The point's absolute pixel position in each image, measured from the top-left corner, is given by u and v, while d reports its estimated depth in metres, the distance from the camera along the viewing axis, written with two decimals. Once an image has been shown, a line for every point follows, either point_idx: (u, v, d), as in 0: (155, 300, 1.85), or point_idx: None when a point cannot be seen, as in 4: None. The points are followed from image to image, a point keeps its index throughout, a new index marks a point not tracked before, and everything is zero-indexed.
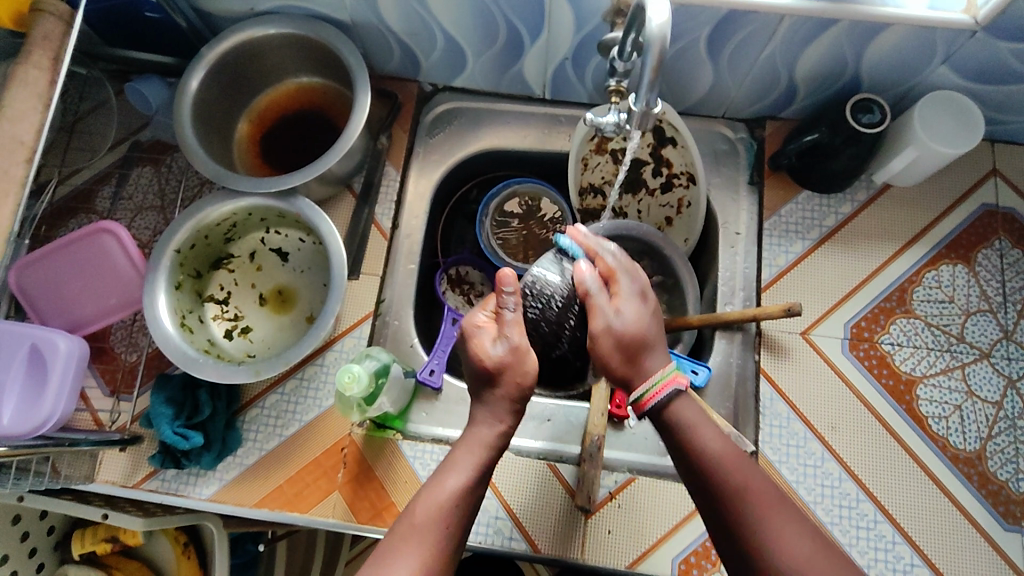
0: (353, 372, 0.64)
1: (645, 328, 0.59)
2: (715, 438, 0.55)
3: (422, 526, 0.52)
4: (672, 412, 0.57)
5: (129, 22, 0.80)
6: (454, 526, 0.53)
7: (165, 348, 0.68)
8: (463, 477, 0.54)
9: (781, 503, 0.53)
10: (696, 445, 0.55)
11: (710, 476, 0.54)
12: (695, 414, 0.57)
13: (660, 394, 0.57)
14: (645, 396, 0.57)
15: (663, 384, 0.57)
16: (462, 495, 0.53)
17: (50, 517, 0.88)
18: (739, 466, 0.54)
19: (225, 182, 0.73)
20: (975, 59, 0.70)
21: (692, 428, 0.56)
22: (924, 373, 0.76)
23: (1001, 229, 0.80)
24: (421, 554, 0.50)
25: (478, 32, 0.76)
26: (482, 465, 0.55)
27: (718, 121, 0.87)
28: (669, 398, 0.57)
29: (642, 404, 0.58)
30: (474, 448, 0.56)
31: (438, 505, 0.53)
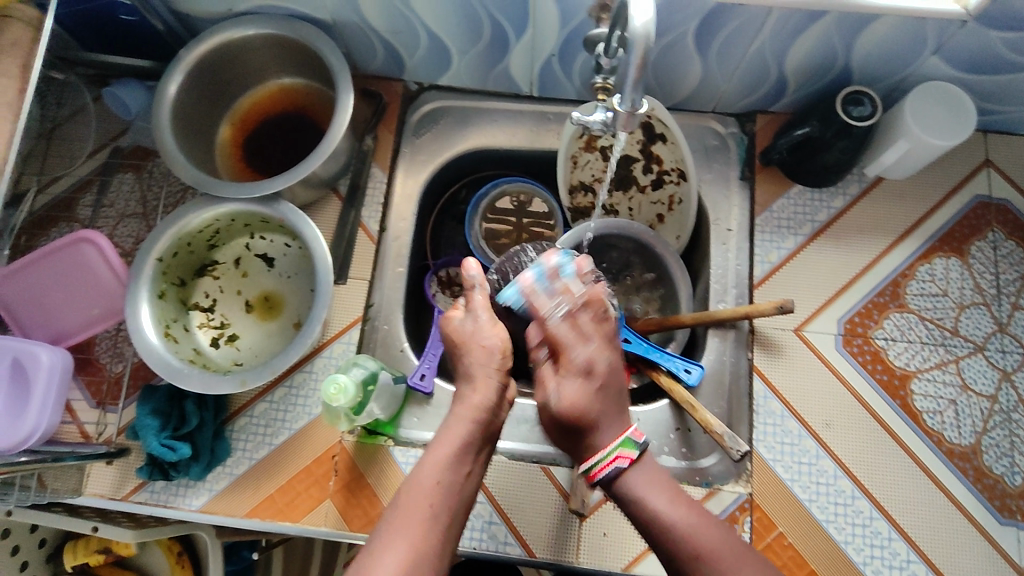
0: (339, 383, 0.63)
1: (585, 405, 0.54)
2: (669, 503, 0.53)
3: (411, 510, 0.50)
4: (625, 489, 0.54)
5: (104, 26, 0.78)
6: (444, 508, 0.51)
7: (150, 359, 0.67)
8: (449, 453, 0.53)
9: (740, 559, 0.50)
10: (647, 513, 0.53)
11: (667, 548, 0.52)
12: (644, 485, 0.54)
13: (608, 466, 0.53)
14: (592, 471, 0.54)
15: (610, 458, 0.53)
16: (447, 471, 0.52)
17: (41, 529, 0.87)
18: (695, 528, 0.52)
19: (206, 188, 0.71)
20: (966, 49, 0.68)
21: (642, 502, 0.53)
22: (918, 368, 0.75)
23: (995, 220, 0.79)
24: (412, 538, 0.48)
25: (462, 30, 0.74)
26: (469, 441, 0.54)
27: (707, 115, 0.86)
28: (614, 475, 0.54)
29: (591, 476, 0.54)
30: (460, 421, 0.55)
31: (423, 486, 0.51)
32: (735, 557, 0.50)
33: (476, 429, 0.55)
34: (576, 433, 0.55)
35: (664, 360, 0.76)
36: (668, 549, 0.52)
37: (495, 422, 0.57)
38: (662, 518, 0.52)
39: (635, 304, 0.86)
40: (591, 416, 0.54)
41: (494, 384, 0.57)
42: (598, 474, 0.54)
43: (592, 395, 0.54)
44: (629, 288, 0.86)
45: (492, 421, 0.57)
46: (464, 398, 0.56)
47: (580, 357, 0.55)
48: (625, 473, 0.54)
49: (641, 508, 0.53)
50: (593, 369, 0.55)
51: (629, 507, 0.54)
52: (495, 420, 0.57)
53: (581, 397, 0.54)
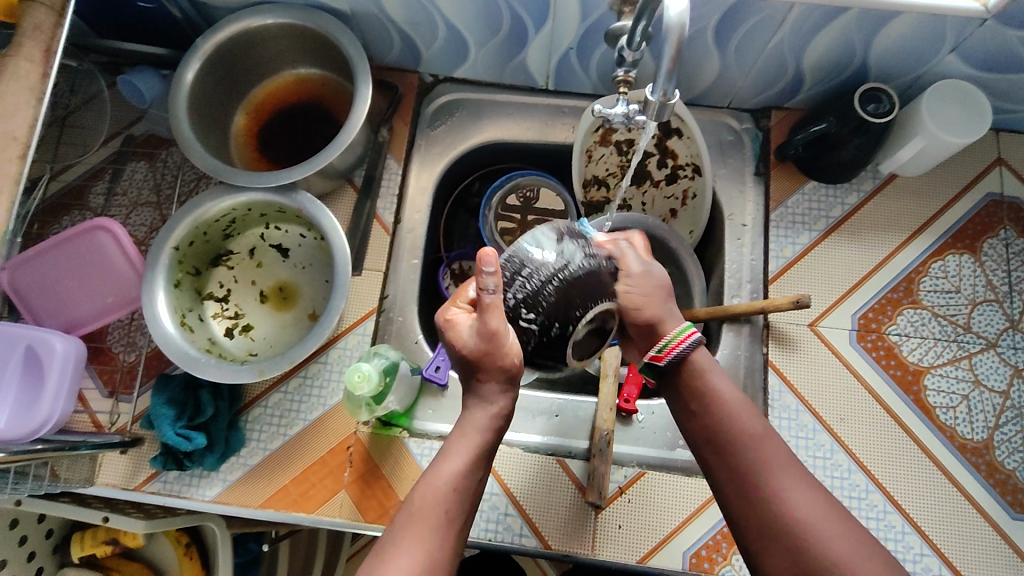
0: (362, 371, 0.63)
1: (650, 302, 0.56)
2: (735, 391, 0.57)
3: (424, 516, 0.50)
4: (689, 368, 0.57)
5: (119, 13, 0.77)
6: (456, 514, 0.51)
7: (167, 348, 0.67)
8: (463, 462, 0.52)
9: (782, 452, 0.54)
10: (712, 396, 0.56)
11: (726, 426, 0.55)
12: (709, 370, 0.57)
13: (675, 348, 0.56)
14: (658, 354, 0.57)
15: (678, 340, 0.56)
16: (461, 480, 0.52)
17: (49, 520, 0.86)
18: (746, 414, 0.55)
19: (223, 177, 0.71)
20: (984, 48, 0.69)
21: (704, 382, 0.57)
22: (932, 364, 0.76)
23: (1007, 218, 0.80)
24: (424, 543, 0.49)
25: (481, 21, 0.74)
26: (482, 450, 0.54)
27: (722, 111, 0.86)
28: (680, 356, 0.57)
29: (661, 356, 0.57)
30: (469, 433, 0.54)
31: (436, 492, 0.51)
32: (779, 449, 0.54)
33: (487, 437, 0.54)
34: (645, 327, 0.57)
35: None
36: (719, 430, 0.55)
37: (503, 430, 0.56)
38: (719, 397, 0.56)
39: None
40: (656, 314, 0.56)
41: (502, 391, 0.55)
42: (665, 355, 0.56)
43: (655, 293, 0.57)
44: None
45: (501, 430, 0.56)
46: (476, 404, 0.55)
47: (638, 266, 0.57)
48: (689, 357, 0.57)
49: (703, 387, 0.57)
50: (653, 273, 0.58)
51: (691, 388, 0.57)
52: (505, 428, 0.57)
53: (644, 291, 0.56)
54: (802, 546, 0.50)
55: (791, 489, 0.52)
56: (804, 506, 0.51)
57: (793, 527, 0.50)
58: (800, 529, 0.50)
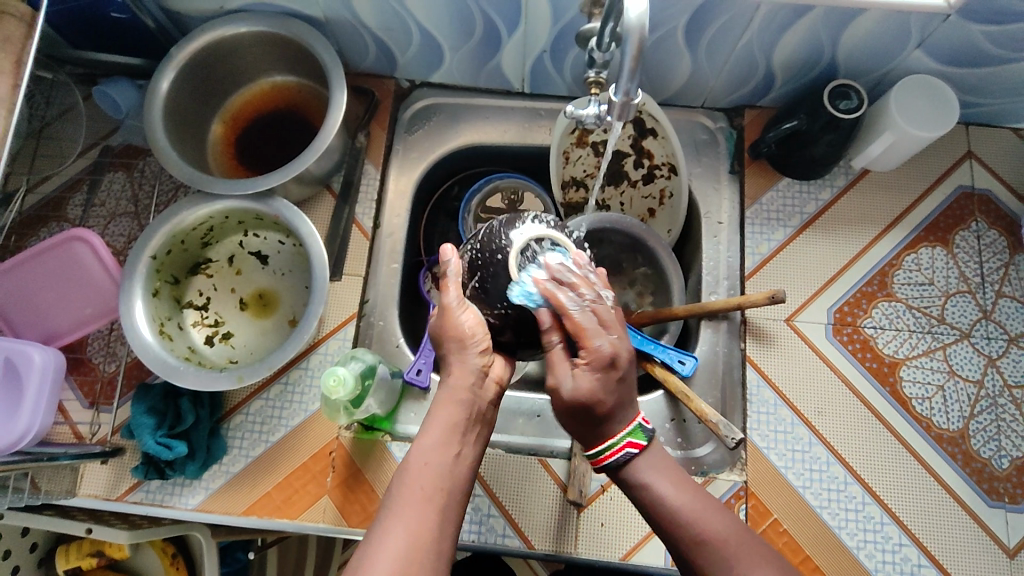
0: (338, 375, 0.63)
1: (602, 394, 0.51)
2: (675, 490, 0.52)
3: (413, 493, 0.48)
4: (631, 477, 0.53)
5: (94, 24, 0.78)
6: (444, 490, 0.48)
7: (145, 357, 0.67)
8: (438, 441, 0.50)
9: (745, 550, 0.49)
10: (657, 499, 0.52)
11: (671, 534, 0.51)
12: (652, 472, 0.52)
13: (616, 455, 0.52)
14: (598, 458, 0.53)
15: (622, 444, 0.52)
16: (439, 456, 0.50)
17: (33, 533, 0.86)
18: (698, 512, 0.51)
19: (200, 185, 0.71)
20: (950, 44, 0.70)
21: (650, 489, 0.52)
22: (907, 356, 0.76)
23: (978, 210, 0.81)
24: (411, 527, 0.46)
25: (454, 26, 0.75)
26: (459, 421, 0.52)
27: (697, 110, 0.87)
28: (626, 460, 0.52)
29: (597, 461, 0.53)
30: (450, 404, 0.52)
31: (417, 475, 0.48)
32: (742, 548, 0.49)
33: (465, 410, 0.52)
34: (591, 421, 0.52)
35: (658, 351, 0.77)
36: (674, 537, 0.51)
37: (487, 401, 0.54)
38: (668, 502, 0.51)
39: (628, 297, 0.87)
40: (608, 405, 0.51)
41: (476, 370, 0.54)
42: (606, 459, 0.52)
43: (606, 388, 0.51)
44: (623, 282, 0.87)
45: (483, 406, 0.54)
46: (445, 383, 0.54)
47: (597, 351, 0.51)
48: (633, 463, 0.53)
49: (644, 492, 0.52)
50: (618, 358, 0.51)
51: (637, 493, 0.53)
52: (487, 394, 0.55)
53: (591, 384, 0.51)
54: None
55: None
56: None
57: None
58: None
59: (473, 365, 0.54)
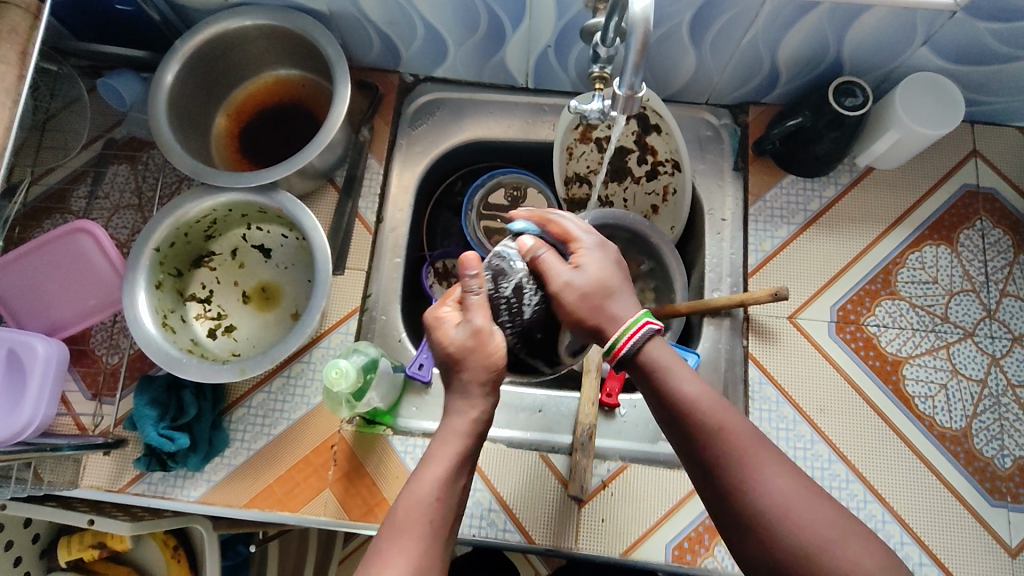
0: (341, 367, 0.63)
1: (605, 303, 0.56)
2: (691, 380, 0.52)
3: (410, 528, 0.48)
4: (642, 362, 0.53)
5: (99, 16, 0.78)
6: (443, 524, 0.49)
7: (148, 349, 0.67)
8: (443, 473, 0.50)
9: (760, 445, 0.49)
10: (671, 387, 0.52)
11: (684, 421, 0.51)
12: (668, 360, 0.53)
13: (631, 340, 0.53)
14: (617, 346, 0.54)
15: (632, 332, 0.53)
16: (444, 490, 0.50)
17: (35, 524, 0.86)
18: (705, 399, 0.51)
19: (203, 178, 0.71)
20: (956, 41, 0.70)
21: (662, 376, 0.52)
22: (910, 354, 0.76)
23: (982, 209, 0.81)
24: (410, 557, 0.47)
25: (459, 21, 0.75)
26: (463, 456, 0.52)
27: (701, 107, 0.87)
28: (639, 347, 0.53)
29: (615, 351, 0.54)
30: (451, 438, 0.52)
31: (419, 504, 0.49)
32: (751, 442, 0.49)
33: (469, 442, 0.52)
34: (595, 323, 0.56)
35: None
36: (682, 425, 0.51)
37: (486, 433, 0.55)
38: (676, 389, 0.51)
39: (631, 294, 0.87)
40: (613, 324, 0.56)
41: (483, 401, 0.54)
42: (621, 349, 0.53)
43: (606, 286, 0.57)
44: None
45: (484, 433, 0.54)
46: (454, 412, 0.54)
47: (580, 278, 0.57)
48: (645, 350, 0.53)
49: (652, 376, 0.53)
50: (599, 278, 0.57)
51: (646, 377, 0.53)
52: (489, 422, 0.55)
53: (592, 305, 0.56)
54: (769, 536, 0.47)
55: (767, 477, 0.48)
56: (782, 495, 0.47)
57: (765, 518, 0.47)
58: (767, 522, 0.47)
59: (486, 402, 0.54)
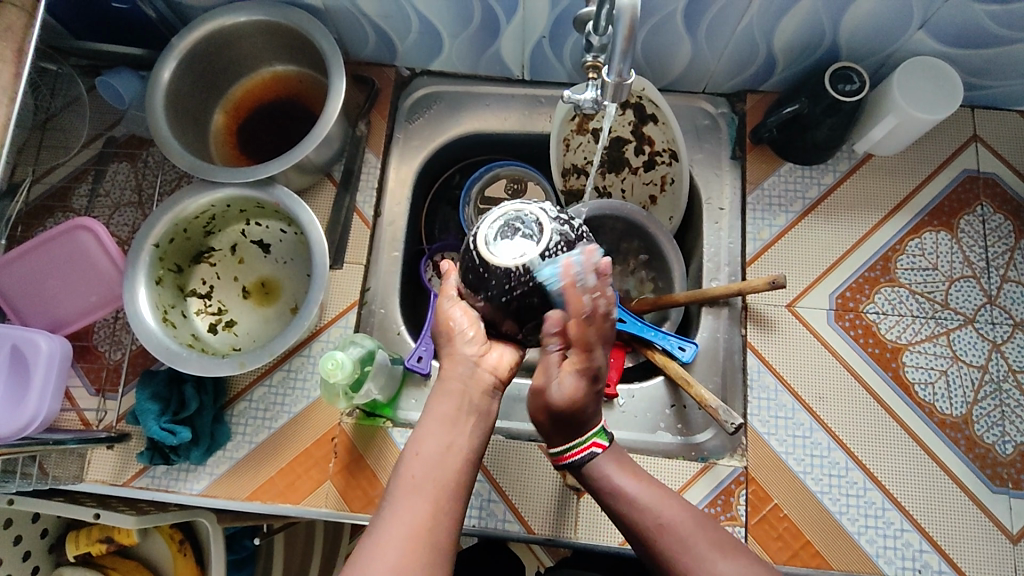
0: (336, 359, 0.63)
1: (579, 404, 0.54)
2: (639, 486, 0.56)
3: (405, 494, 0.47)
4: (593, 472, 0.57)
5: (96, 15, 0.78)
6: (441, 486, 0.48)
7: (149, 344, 0.68)
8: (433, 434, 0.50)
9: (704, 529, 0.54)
10: (620, 496, 0.56)
11: (636, 524, 0.54)
12: (615, 470, 0.57)
13: (580, 453, 0.56)
14: (565, 454, 0.57)
15: (585, 445, 0.56)
16: (436, 450, 0.49)
17: (43, 519, 0.88)
18: (658, 503, 0.55)
19: (202, 174, 0.72)
20: (953, 25, 0.69)
21: (610, 486, 0.56)
22: (910, 341, 0.76)
23: (983, 194, 0.80)
24: (408, 527, 0.45)
25: (453, 14, 0.75)
26: (459, 412, 0.51)
27: (698, 96, 0.86)
28: (589, 458, 0.57)
29: (563, 458, 0.57)
30: (446, 393, 0.52)
31: (413, 469, 0.48)
32: (694, 532, 0.53)
33: (461, 403, 0.52)
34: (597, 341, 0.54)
35: (659, 338, 0.77)
36: (636, 530, 0.54)
37: (489, 390, 0.53)
38: (628, 496, 0.55)
39: (630, 284, 0.86)
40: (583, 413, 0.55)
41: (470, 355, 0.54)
42: (570, 458, 0.57)
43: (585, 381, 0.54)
44: (624, 269, 0.87)
45: (483, 392, 0.53)
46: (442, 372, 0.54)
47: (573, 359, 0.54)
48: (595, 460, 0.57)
49: (607, 486, 0.56)
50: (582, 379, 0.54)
51: (602, 492, 0.57)
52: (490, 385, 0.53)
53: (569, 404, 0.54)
54: None
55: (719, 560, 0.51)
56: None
57: None
58: None
59: (467, 357, 0.54)
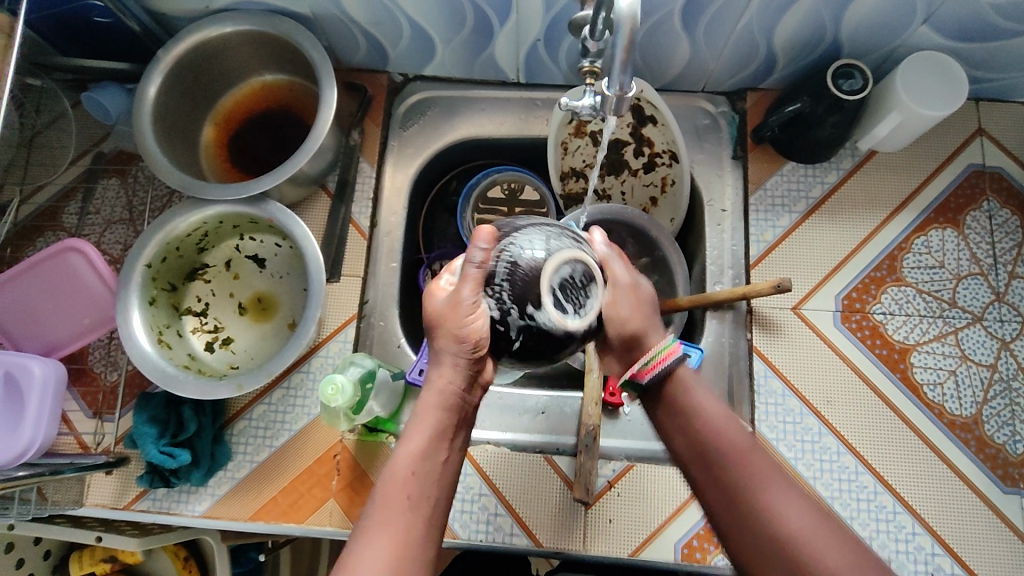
0: (336, 383, 0.62)
1: (641, 321, 0.55)
2: (721, 411, 0.53)
3: (388, 507, 0.47)
4: (669, 384, 0.54)
5: (79, 30, 0.77)
6: (426, 500, 0.48)
7: (145, 367, 0.66)
8: (420, 448, 0.50)
9: (777, 472, 0.49)
10: (694, 413, 0.53)
11: (708, 450, 0.51)
12: (697, 391, 0.54)
13: (660, 364, 0.53)
14: (642, 370, 0.54)
15: (664, 354, 0.54)
16: (422, 464, 0.49)
17: (45, 541, 0.87)
18: (742, 436, 0.52)
19: (193, 191, 0.70)
20: (958, 19, 0.68)
21: (693, 403, 0.53)
22: (918, 341, 0.75)
23: (989, 189, 0.79)
24: (388, 542, 0.45)
25: (445, 18, 0.73)
26: (442, 426, 0.51)
27: (697, 95, 0.85)
28: (668, 369, 0.54)
29: (642, 374, 0.54)
30: (431, 407, 0.51)
31: (399, 482, 0.48)
32: (775, 473, 0.49)
33: (452, 414, 0.52)
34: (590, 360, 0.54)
35: None
36: (712, 458, 0.51)
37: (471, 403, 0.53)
38: (706, 423, 0.52)
39: None
40: (649, 329, 0.56)
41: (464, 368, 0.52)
42: (645, 373, 0.54)
43: (643, 306, 0.56)
44: None
45: (466, 405, 0.53)
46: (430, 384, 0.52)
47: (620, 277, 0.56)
48: (672, 372, 0.54)
49: (686, 413, 0.53)
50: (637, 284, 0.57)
51: (673, 407, 0.54)
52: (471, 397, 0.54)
53: (630, 307, 0.55)
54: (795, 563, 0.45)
55: (789, 503, 0.47)
56: (803, 531, 0.46)
57: (784, 543, 0.46)
58: (795, 546, 0.46)
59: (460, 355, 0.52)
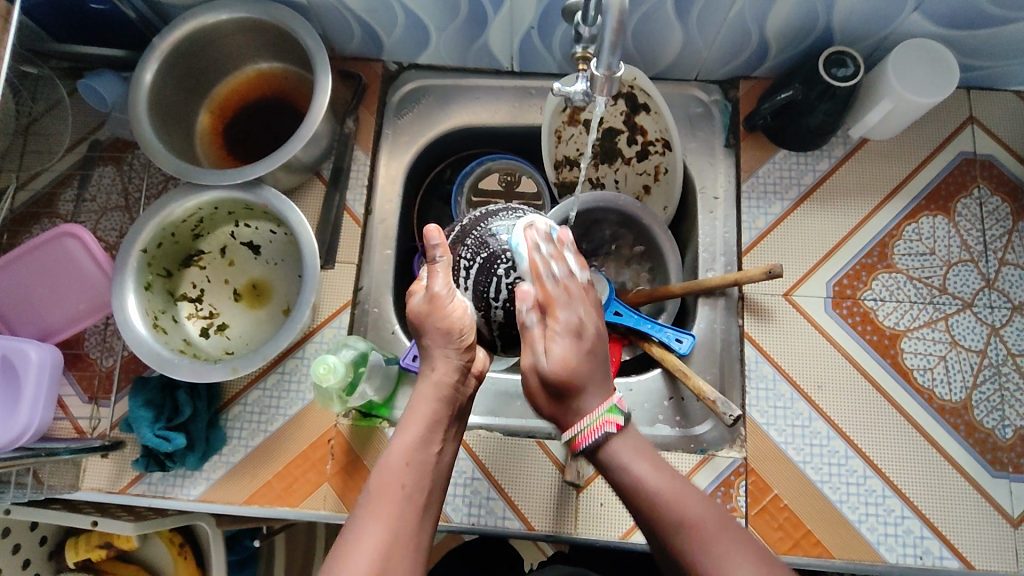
0: (328, 363, 0.63)
1: (577, 364, 0.51)
2: (652, 470, 0.51)
3: (385, 494, 0.49)
4: (605, 457, 0.52)
5: (74, 17, 0.77)
6: (420, 488, 0.50)
7: (140, 351, 0.67)
8: (416, 438, 0.52)
9: (725, 532, 0.49)
10: (633, 478, 0.51)
11: (652, 513, 0.50)
12: (627, 452, 0.52)
13: (592, 436, 0.51)
14: (575, 441, 0.52)
15: (597, 424, 0.51)
16: (416, 454, 0.52)
17: (41, 526, 0.87)
18: (674, 497, 0.50)
19: (188, 176, 0.70)
20: (948, 7, 0.68)
21: (628, 470, 0.51)
22: (908, 327, 0.75)
23: (980, 176, 0.80)
24: (385, 524, 0.47)
25: (439, 6, 0.73)
26: (436, 416, 0.54)
27: (690, 84, 0.85)
28: (602, 441, 0.51)
29: (574, 446, 0.52)
30: (427, 397, 0.54)
31: (393, 471, 0.50)
32: (717, 532, 0.48)
33: (447, 406, 0.55)
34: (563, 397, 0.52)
35: (655, 330, 0.76)
36: (655, 520, 0.50)
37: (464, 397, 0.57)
38: (647, 486, 0.50)
39: (625, 276, 0.86)
40: (580, 376, 0.51)
41: (457, 364, 0.56)
42: (582, 442, 0.52)
43: (582, 355, 0.52)
44: (620, 261, 0.86)
45: (459, 396, 0.56)
46: (424, 376, 0.56)
47: (566, 315, 0.53)
48: (610, 440, 0.52)
49: (624, 477, 0.51)
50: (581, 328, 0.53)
51: (614, 475, 0.52)
52: (462, 390, 0.57)
53: (566, 350, 0.52)
54: None
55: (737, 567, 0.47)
56: None
57: None
58: None
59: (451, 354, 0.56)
